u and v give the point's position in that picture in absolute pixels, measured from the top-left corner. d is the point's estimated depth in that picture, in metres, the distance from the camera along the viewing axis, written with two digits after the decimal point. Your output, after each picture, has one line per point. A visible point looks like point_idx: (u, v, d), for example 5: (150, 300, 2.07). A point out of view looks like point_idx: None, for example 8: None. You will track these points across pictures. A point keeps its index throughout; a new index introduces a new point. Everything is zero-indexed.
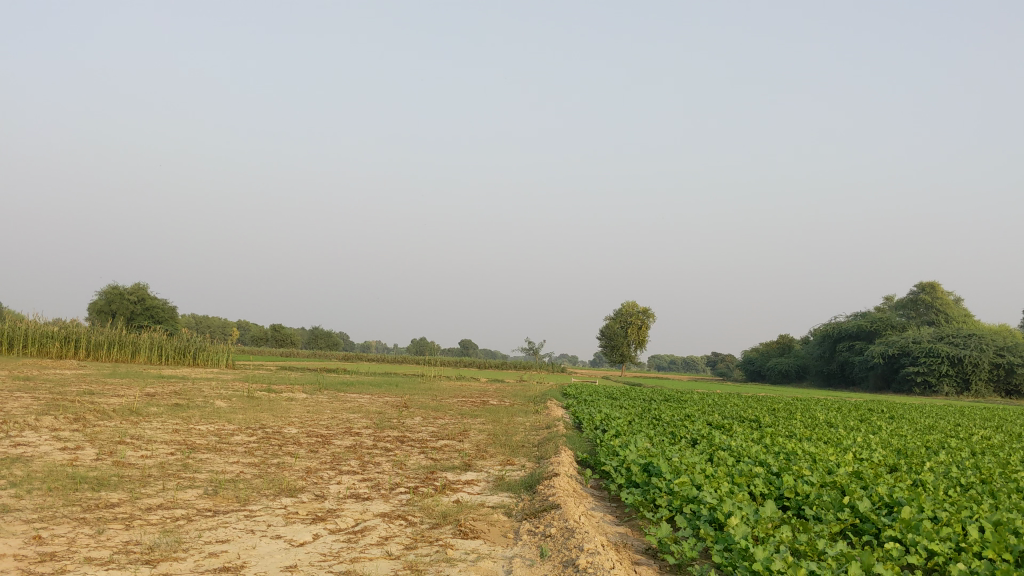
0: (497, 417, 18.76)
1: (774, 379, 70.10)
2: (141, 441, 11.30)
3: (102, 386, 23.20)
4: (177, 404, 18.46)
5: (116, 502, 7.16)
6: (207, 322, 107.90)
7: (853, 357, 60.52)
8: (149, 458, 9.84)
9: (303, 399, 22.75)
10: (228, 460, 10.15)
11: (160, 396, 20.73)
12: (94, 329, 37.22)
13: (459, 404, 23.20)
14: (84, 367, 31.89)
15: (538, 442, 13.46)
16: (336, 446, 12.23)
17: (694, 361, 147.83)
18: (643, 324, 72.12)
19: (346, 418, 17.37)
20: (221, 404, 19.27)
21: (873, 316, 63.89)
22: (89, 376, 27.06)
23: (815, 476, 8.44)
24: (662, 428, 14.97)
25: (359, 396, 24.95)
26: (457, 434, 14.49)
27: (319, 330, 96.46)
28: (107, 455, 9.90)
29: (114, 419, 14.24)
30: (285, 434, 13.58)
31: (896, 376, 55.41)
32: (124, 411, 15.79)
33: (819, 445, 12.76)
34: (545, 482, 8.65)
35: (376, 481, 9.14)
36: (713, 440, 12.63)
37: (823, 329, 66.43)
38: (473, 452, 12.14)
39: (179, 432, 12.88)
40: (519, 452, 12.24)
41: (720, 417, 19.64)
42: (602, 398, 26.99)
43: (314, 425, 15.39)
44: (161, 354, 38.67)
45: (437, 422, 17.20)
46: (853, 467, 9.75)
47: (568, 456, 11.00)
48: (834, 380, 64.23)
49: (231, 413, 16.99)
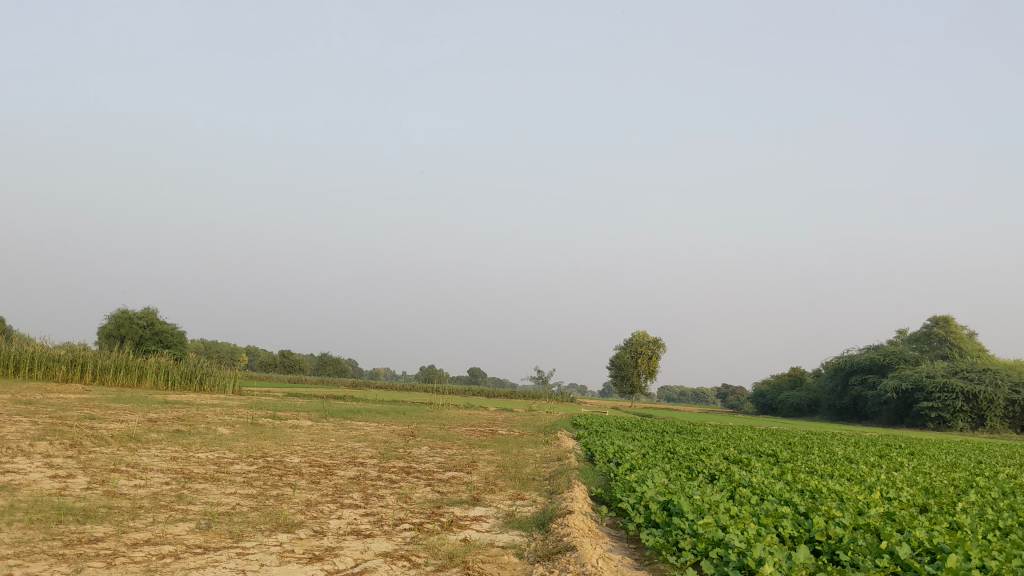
0: (507, 448, 18.29)
1: (785, 412, 69.34)
2: (137, 470, 10.83)
3: (105, 410, 22.80)
4: (179, 430, 18.02)
5: (100, 537, 6.68)
6: (216, 347, 107.68)
7: (866, 391, 59.76)
8: (142, 488, 9.38)
9: (308, 426, 22.28)
10: (225, 491, 9.68)
11: (162, 422, 20.26)
12: (101, 353, 36.88)
13: (467, 433, 22.74)
14: (90, 392, 31.47)
15: (549, 475, 12.94)
16: (339, 477, 11.74)
17: (704, 393, 146.86)
18: (653, 354, 71.42)
19: (352, 447, 16.90)
20: (224, 432, 18.81)
21: (886, 349, 63.18)
22: (93, 400, 26.68)
23: (848, 517, 7.90)
24: (678, 463, 14.45)
25: (366, 425, 24.42)
26: (465, 466, 13.99)
27: (327, 356, 96.07)
28: (98, 484, 9.44)
29: (112, 445, 13.80)
30: (286, 463, 13.10)
31: (909, 412, 54.60)
32: (123, 438, 15.34)
33: (844, 483, 12.17)
34: (559, 520, 8.15)
35: (380, 516, 8.65)
36: (733, 476, 12.10)
37: (835, 362, 65.68)
38: (483, 485, 11.65)
39: (176, 460, 12.41)
40: (529, 486, 11.73)
41: (737, 451, 19.07)
42: (615, 429, 26.47)
43: (317, 454, 14.92)
44: (167, 379, 38.27)
45: (446, 452, 16.70)
46: (885, 508, 9.20)
47: (582, 491, 10.50)
48: (847, 415, 63.40)
49: (233, 440, 16.51)
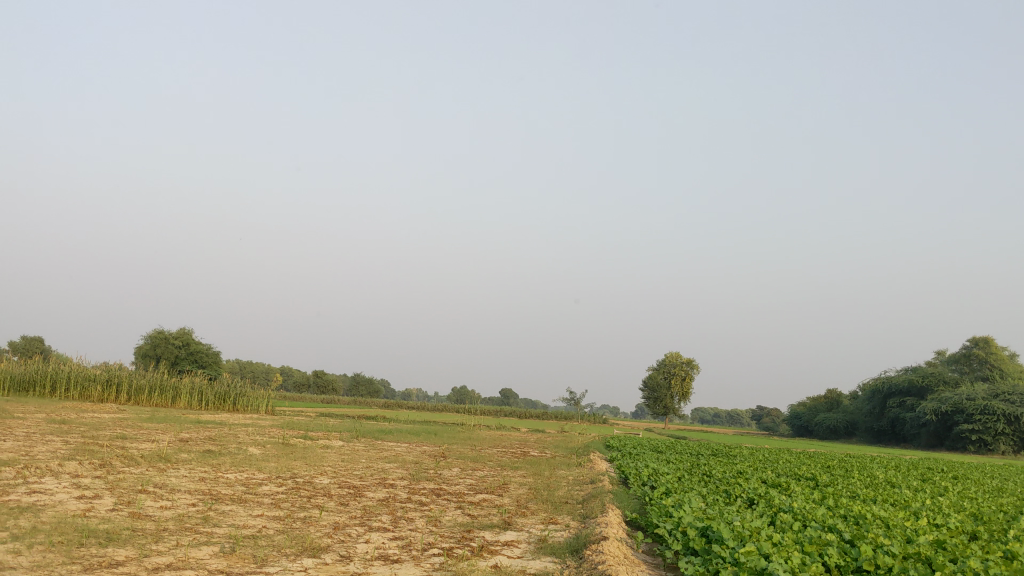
0: (539, 470, 17.98)
1: (822, 435, 68.22)
2: (164, 491, 10.69)
3: (138, 430, 22.81)
4: (210, 450, 17.92)
5: (121, 562, 6.51)
6: (251, 368, 108.25)
7: (904, 413, 58.65)
8: (167, 510, 9.21)
9: (339, 447, 22.13)
10: (252, 513, 9.50)
11: (193, 441, 20.19)
12: (136, 373, 37.09)
13: (499, 455, 22.43)
14: (124, 411, 31.55)
15: (583, 499, 12.62)
16: (368, 499, 11.52)
17: (738, 415, 145.25)
18: (687, 375, 70.72)
19: (382, 468, 16.69)
20: (255, 452, 18.69)
21: (924, 370, 62.04)
22: (127, 420, 26.77)
23: (896, 545, 7.56)
24: (716, 486, 14.08)
25: (397, 445, 24.20)
26: (496, 488, 13.71)
27: (360, 377, 96.13)
28: (123, 506, 9.29)
29: (141, 466, 13.69)
30: (314, 485, 12.90)
31: (950, 434, 53.44)
32: (152, 458, 15.27)
33: (889, 509, 11.75)
34: (593, 547, 7.86)
35: (408, 540, 8.40)
36: (773, 500, 11.72)
37: (872, 383, 64.58)
38: (514, 508, 11.36)
39: (204, 480, 12.27)
40: (562, 510, 11.44)
41: (775, 474, 18.58)
42: (648, 452, 26.03)
43: (346, 475, 14.73)
44: (201, 399, 38.37)
45: (477, 474, 16.42)
46: (934, 536, 8.83)
47: (617, 516, 10.20)
48: (885, 437, 62.22)
49: (263, 461, 16.37)
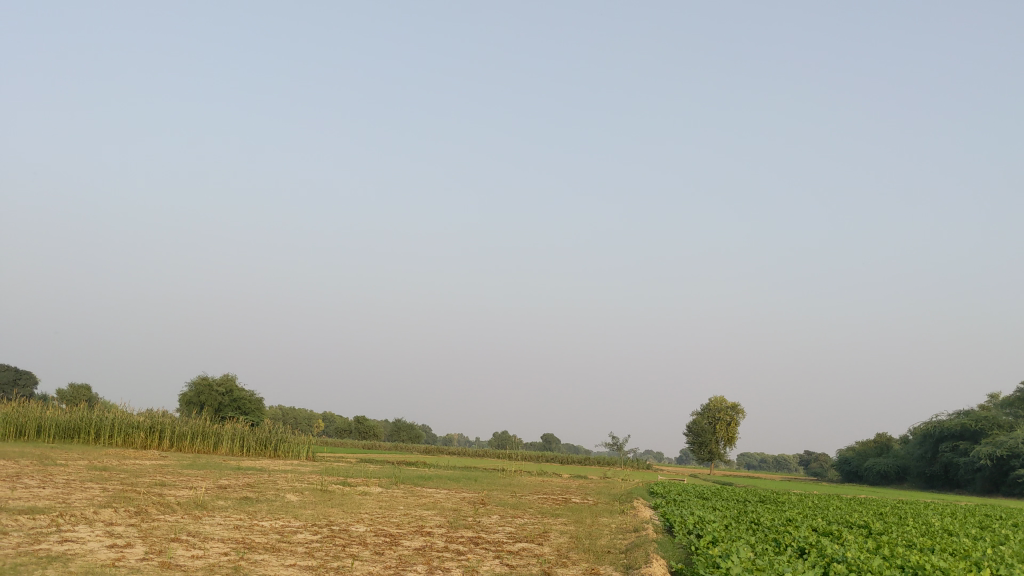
0: (580, 517, 17.60)
1: (872, 480, 66.53)
2: (197, 539, 10.50)
3: (177, 476, 22.73)
4: (247, 497, 17.74)
5: None
6: (293, 414, 108.53)
7: (957, 458, 57.05)
8: (199, 559, 9.01)
9: (377, 493, 21.85)
10: (284, 563, 9.26)
11: (231, 489, 20.05)
12: (180, 420, 37.21)
13: (540, 501, 21.99)
14: (166, 458, 31.60)
15: (625, 548, 12.22)
16: (404, 547, 11.21)
17: (785, 460, 142.56)
18: (733, 421, 69.40)
19: (420, 515, 16.36)
20: (292, 498, 18.49)
21: (977, 414, 60.39)
22: (168, 467, 26.76)
23: None
24: (764, 535, 13.61)
25: (436, 491, 23.90)
26: (536, 537, 13.38)
27: (402, 423, 95.84)
28: (154, 554, 9.11)
29: (176, 513, 13.55)
30: (350, 533, 12.61)
31: (1006, 480, 51.82)
32: (189, 505, 15.12)
33: (948, 558, 11.25)
34: None
35: None
36: (826, 549, 11.25)
37: (924, 427, 62.96)
38: (553, 558, 11.02)
39: (239, 529, 12.05)
40: (603, 560, 11.06)
41: (826, 522, 17.93)
42: (693, 499, 25.36)
43: (383, 523, 14.43)
44: (243, 446, 38.34)
45: (516, 522, 16.05)
46: None
47: (662, 566, 9.84)
48: (938, 483, 60.51)
49: (300, 508, 16.17)
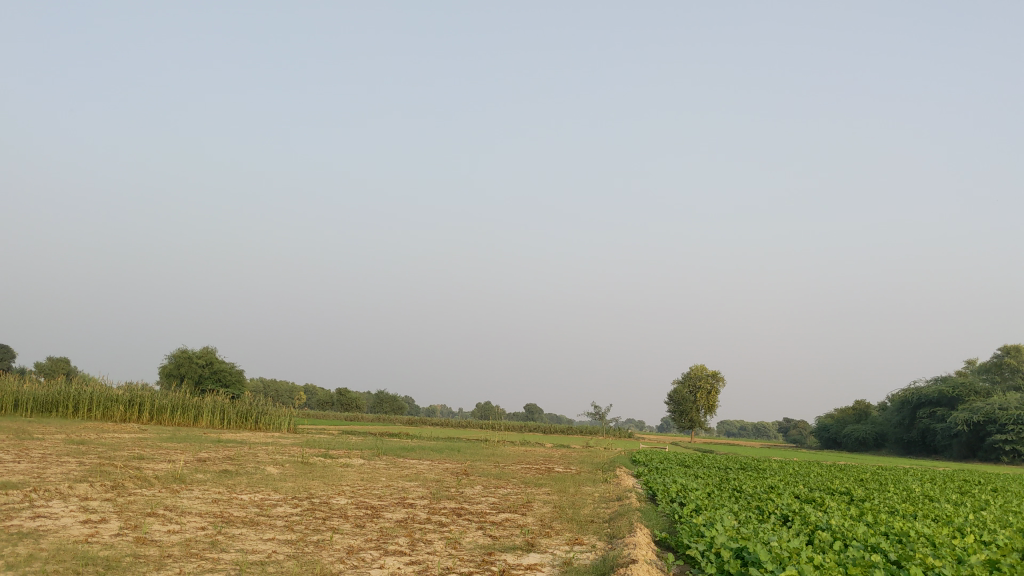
0: (562, 486, 17.52)
1: (850, 447, 67.11)
2: (174, 514, 10.32)
3: (156, 450, 22.47)
4: (227, 470, 17.52)
5: None
6: (275, 386, 108.32)
7: (935, 424, 57.58)
8: (175, 534, 8.84)
9: (359, 465, 21.68)
10: (263, 537, 9.09)
11: (210, 462, 19.81)
12: (159, 393, 36.89)
13: (523, 472, 21.93)
14: (145, 431, 31.33)
15: (608, 517, 12.13)
16: (386, 520, 11.08)
17: (764, 428, 143.86)
18: (712, 389, 69.84)
19: (402, 486, 16.20)
20: (273, 470, 18.30)
21: (954, 380, 60.89)
22: (146, 440, 26.49)
23: (948, 566, 7.07)
24: (747, 502, 13.54)
25: (418, 463, 23.75)
26: (519, 507, 13.28)
27: (384, 394, 95.80)
28: (130, 530, 8.92)
29: (153, 487, 13.32)
30: (331, 505, 12.45)
31: (982, 445, 52.39)
32: (167, 479, 14.91)
33: (930, 524, 11.20)
34: (622, 569, 7.40)
35: (425, 565, 7.96)
36: (808, 517, 11.17)
37: (902, 394, 63.46)
38: (537, 528, 10.90)
39: (218, 502, 11.86)
40: (587, 530, 10.93)
41: (808, 489, 17.92)
42: (676, 467, 25.42)
43: (366, 495, 14.27)
44: (223, 418, 38.06)
45: (499, 492, 15.95)
46: (985, 554, 8.28)
47: (645, 535, 9.74)
48: (915, 449, 61.13)
49: (280, 481, 15.99)
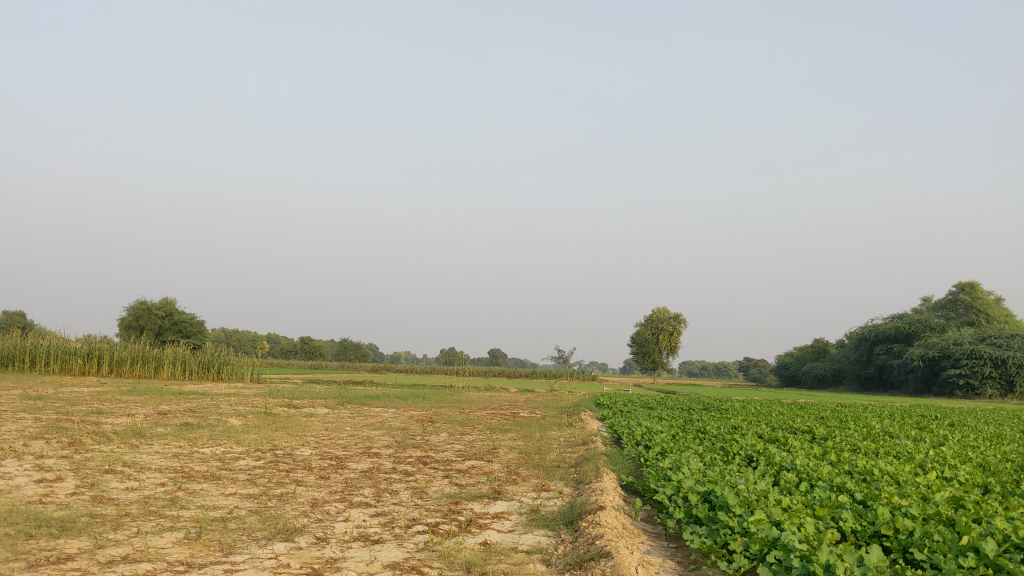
0: (528, 432, 17.49)
1: (809, 384, 68.26)
2: (132, 470, 10.09)
3: (116, 404, 22.11)
4: (188, 423, 17.24)
5: (71, 555, 5.93)
6: (237, 335, 107.64)
7: (891, 360, 58.63)
8: (133, 491, 8.62)
9: (323, 415, 21.50)
10: (225, 492, 8.89)
11: (171, 415, 19.49)
12: (118, 344, 36.31)
13: (488, 417, 21.91)
14: (104, 384, 30.92)
15: (575, 462, 12.07)
16: (350, 471, 10.92)
17: (725, 366, 145.96)
18: (675, 330, 70.79)
19: (366, 436, 16.07)
20: (235, 423, 18.04)
21: (911, 317, 61.84)
22: (105, 394, 26.07)
23: (914, 506, 7.03)
24: (712, 444, 13.57)
25: (383, 410, 23.63)
26: (485, 454, 13.18)
27: (348, 342, 95.59)
28: (86, 488, 8.68)
29: (112, 443, 13.04)
30: (295, 457, 12.25)
31: (937, 380, 53.46)
32: (126, 433, 14.63)
33: (893, 462, 11.27)
34: (589, 518, 7.29)
35: (391, 517, 7.82)
36: (773, 458, 11.21)
37: (860, 331, 64.42)
38: (503, 475, 10.80)
39: (178, 457, 11.63)
40: (554, 476, 10.87)
41: (770, 429, 18.06)
42: (638, 409, 25.57)
43: (330, 445, 14.11)
44: (185, 369, 37.55)
45: (465, 439, 15.86)
46: (948, 491, 8.29)
47: (612, 480, 9.68)
48: (872, 384, 62.30)
49: (243, 433, 15.73)
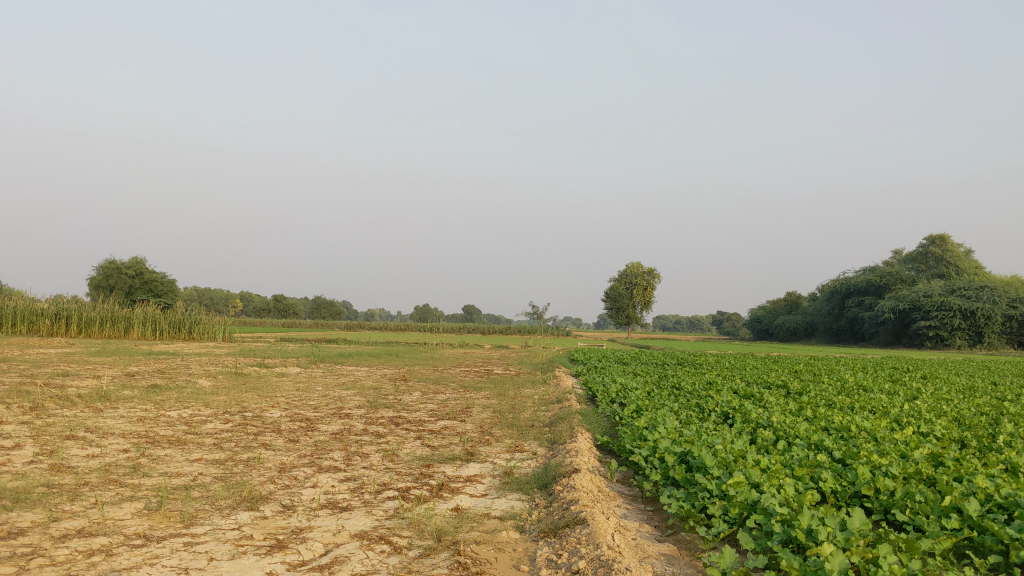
0: (503, 390, 17.35)
1: (782, 337, 68.81)
2: (94, 436, 9.79)
3: (82, 366, 21.69)
4: (155, 385, 16.89)
5: (23, 530, 5.65)
6: (209, 294, 106.79)
7: (862, 313, 59.12)
8: (94, 459, 8.33)
9: (295, 375, 21.20)
10: (189, 458, 8.63)
11: (139, 376, 19.12)
12: (86, 304, 35.74)
13: (462, 375, 21.73)
14: (72, 346, 30.44)
15: (550, 421, 11.90)
16: (320, 433, 10.67)
17: (698, 320, 147.02)
18: (649, 284, 70.45)
19: (338, 396, 15.83)
20: (204, 384, 17.72)
21: (883, 269, 62.22)
22: (72, 355, 25.62)
23: (895, 465, 6.89)
24: (688, 401, 13.44)
25: (356, 369, 23.40)
26: (459, 413, 12.97)
27: (322, 299, 95.16)
28: (44, 456, 8.38)
29: (75, 407, 12.71)
30: (264, 419, 11.99)
31: (907, 331, 54.02)
32: (91, 397, 14.27)
33: (869, 417, 11.15)
34: (564, 480, 7.10)
35: (361, 482, 7.60)
36: (749, 415, 11.07)
37: (832, 284, 64.78)
38: (477, 436, 10.59)
39: (143, 421, 11.33)
40: (528, 435, 10.69)
41: (745, 384, 17.99)
42: (613, 364, 25.49)
43: (300, 406, 13.86)
44: (156, 329, 36.98)
45: (438, 398, 15.65)
46: (926, 448, 8.17)
47: (587, 441, 9.52)
48: (844, 336, 62.85)
49: (211, 394, 15.44)
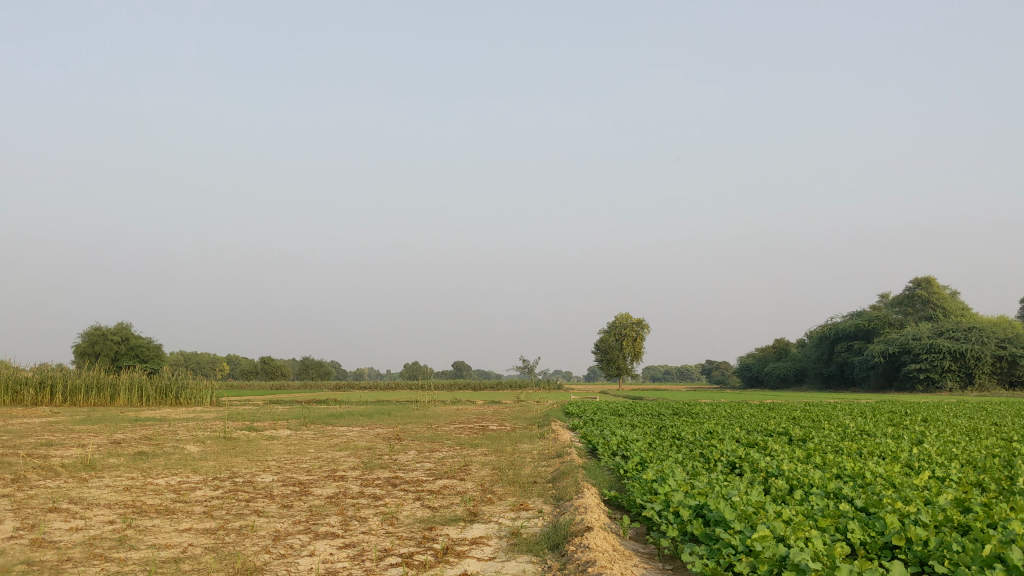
0: (499, 446, 16.98)
1: (772, 384, 68.47)
2: (78, 507, 9.37)
3: (67, 434, 21.15)
4: (143, 452, 16.42)
5: None
6: (196, 358, 105.81)
7: (852, 358, 58.93)
8: (79, 532, 7.92)
9: (285, 437, 20.68)
10: (179, 528, 8.23)
11: (125, 444, 18.61)
12: (71, 372, 35.14)
13: (456, 432, 21.29)
14: (57, 415, 29.80)
15: (553, 477, 11.54)
16: (315, 497, 10.26)
17: (687, 370, 146.69)
18: (638, 335, 70.62)
19: (331, 458, 15.39)
20: (193, 449, 17.25)
21: (870, 313, 62.17)
22: (56, 424, 25.01)
23: (925, 513, 6.56)
24: (691, 451, 13.09)
25: (348, 430, 22.94)
26: (457, 472, 12.59)
27: (309, 360, 94.43)
28: (26, 531, 7.96)
29: (60, 478, 12.26)
30: (256, 484, 11.58)
31: (898, 375, 53.81)
32: (75, 466, 13.83)
33: (880, 463, 10.84)
34: (576, 539, 6.75)
35: (361, 548, 7.21)
36: (758, 463, 10.74)
37: (821, 330, 64.65)
38: (478, 494, 10.22)
39: (130, 490, 10.91)
40: (531, 492, 10.32)
41: (746, 432, 17.65)
42: (608, 417, 25.10)
43: (293, 470, 13.40)
44: (142, 395, 36.33)
45: (434, 456, 15.27)
46: (948, 493, 7.84)
47: (594, 497, 9.15)
48: (835, 382, 62.54)
49: (200, 460, 14.99)
